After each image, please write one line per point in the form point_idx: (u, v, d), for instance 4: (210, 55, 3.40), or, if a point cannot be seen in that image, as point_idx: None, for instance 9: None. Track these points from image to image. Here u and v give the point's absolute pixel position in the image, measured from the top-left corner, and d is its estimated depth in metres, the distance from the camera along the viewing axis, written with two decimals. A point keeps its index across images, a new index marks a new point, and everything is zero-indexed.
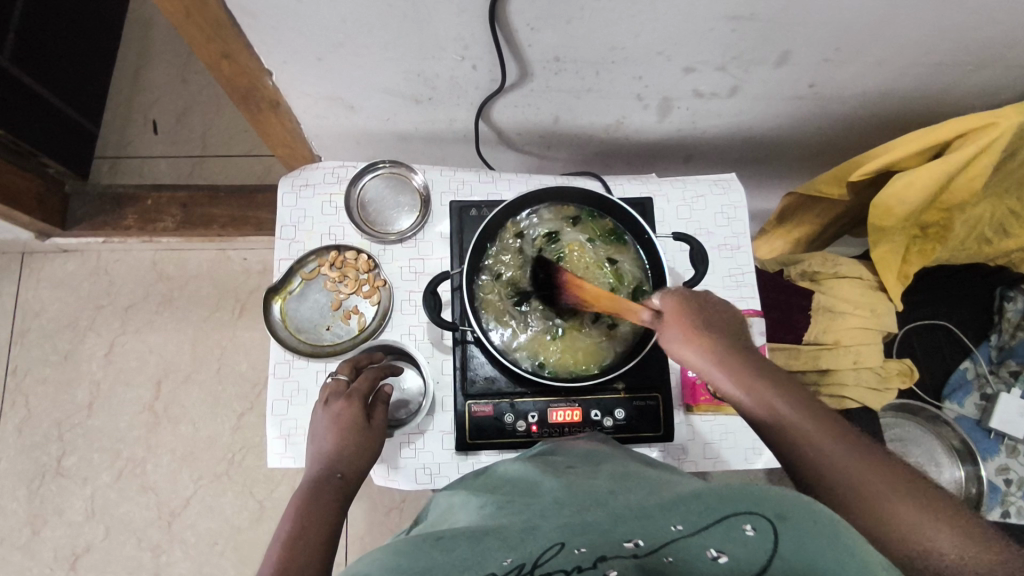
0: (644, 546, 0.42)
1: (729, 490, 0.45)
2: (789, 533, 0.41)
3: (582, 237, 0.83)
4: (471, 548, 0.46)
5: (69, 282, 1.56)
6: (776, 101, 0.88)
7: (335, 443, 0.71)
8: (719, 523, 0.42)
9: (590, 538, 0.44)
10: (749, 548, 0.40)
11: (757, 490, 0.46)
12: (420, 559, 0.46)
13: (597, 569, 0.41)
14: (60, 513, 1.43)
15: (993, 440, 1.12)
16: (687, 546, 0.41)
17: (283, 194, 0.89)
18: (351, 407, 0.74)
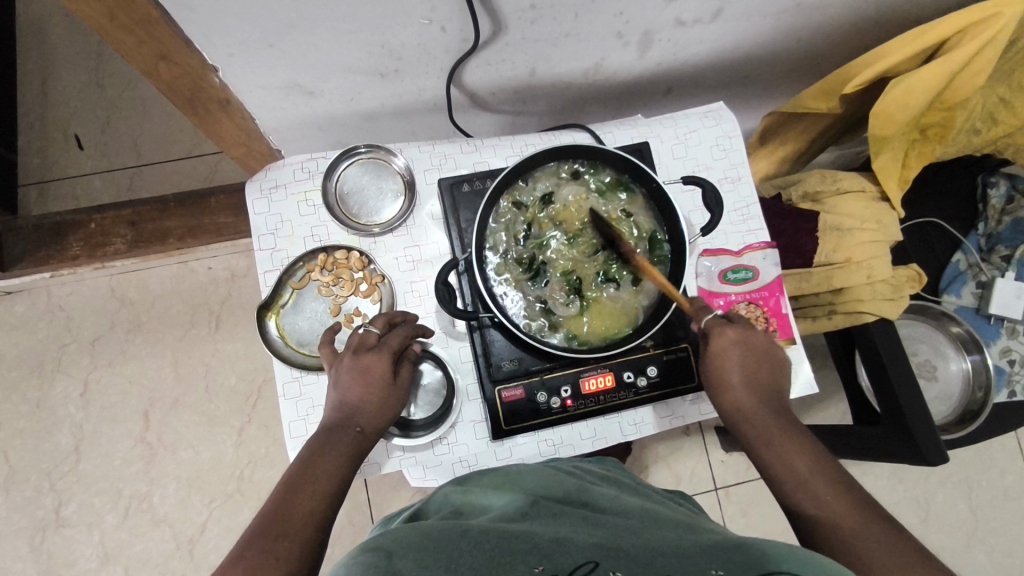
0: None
1: (775, 551, 0.48)
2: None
3: (586, 194, 0.79)
4: (506, 547, 0.49)
5: (22, 325, 1.44)
6: (759, 19, 0.83)
7: (357, 395, 0.67)
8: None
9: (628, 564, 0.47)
10: None
11: (797, 553, 0.49)
12: (449, 547, 0.49)
13: None
14: (71, 563, 1.37)
15: (994, 325, 1.15)
16: None
17: (253, 201, 0.81)
18: (381, 362, 0.69)
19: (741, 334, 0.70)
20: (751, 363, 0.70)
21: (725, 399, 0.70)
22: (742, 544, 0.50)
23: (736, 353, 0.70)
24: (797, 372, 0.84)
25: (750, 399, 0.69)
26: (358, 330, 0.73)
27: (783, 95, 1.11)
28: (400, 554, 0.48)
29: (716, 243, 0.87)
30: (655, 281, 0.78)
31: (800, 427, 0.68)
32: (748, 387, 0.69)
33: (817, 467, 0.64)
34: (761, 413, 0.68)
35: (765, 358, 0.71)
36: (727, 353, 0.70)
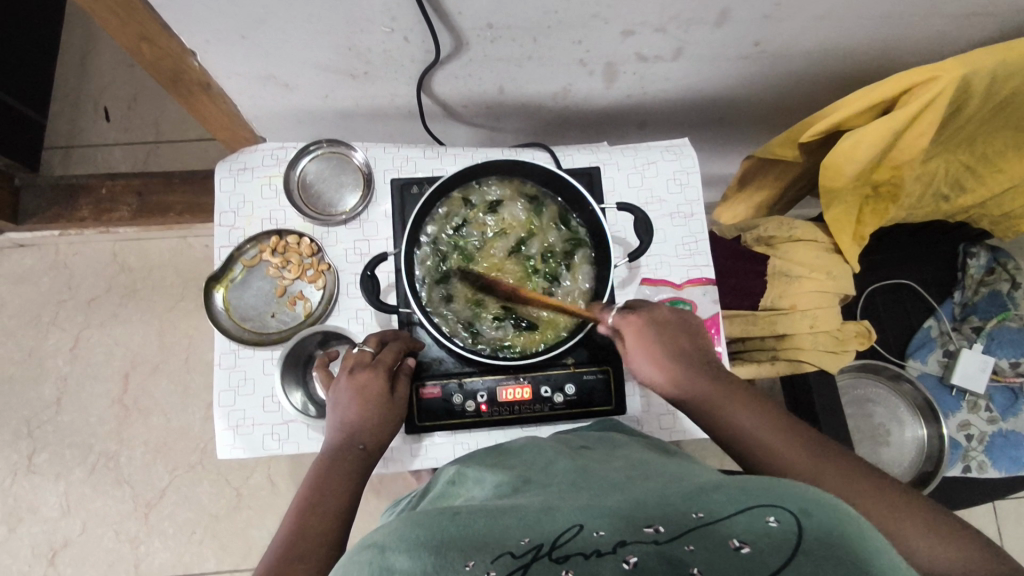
0: (665, 533, 0.46)
1: (754, 486, 0.48)
2: (812, 528, 0.44)
3: (499, 204, 0.82)
4: (490, 523, 0.49)
5: (28, 277, 1.53)
6: (722, 62, 0.86)
7: (356, 414, 0.70)
8: (741, 515, 0.45)
9: (609, 522, 0.48)
10: (772, 538, 0.43)
11: (775, 483, 0.48)
12: (439, 530, 0.49)
13: (617, 553, 0.45)
14: (34, 509, 1.43)
15: (955, 397, 1.12)
16: (710, 534, 0.45)
17: (220, 179, 0.87)
18: (375, 380, 0.72)
19: (648, 317, 0.73)
20: (671, 339, 0.73)
21: (662, 383, 0.71)
22: (724, 484, 0.50)
23: (650, 335, 0.72)
24: None
25: (683, 373, 0.71)
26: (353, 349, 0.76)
27: (761, 140, 1.12)
28: (395, 546, 0.48)
29: (658, 273, 0.89)
30: (588, 264, 0.80)
31: (734, 381, 0.71)
32: (675, 363, 0.71)
33: (762, 419, 0.67)
34: (699, 383, 0.70)
35: (678, 330, 0.74)
36: (645, 338, 0.72)
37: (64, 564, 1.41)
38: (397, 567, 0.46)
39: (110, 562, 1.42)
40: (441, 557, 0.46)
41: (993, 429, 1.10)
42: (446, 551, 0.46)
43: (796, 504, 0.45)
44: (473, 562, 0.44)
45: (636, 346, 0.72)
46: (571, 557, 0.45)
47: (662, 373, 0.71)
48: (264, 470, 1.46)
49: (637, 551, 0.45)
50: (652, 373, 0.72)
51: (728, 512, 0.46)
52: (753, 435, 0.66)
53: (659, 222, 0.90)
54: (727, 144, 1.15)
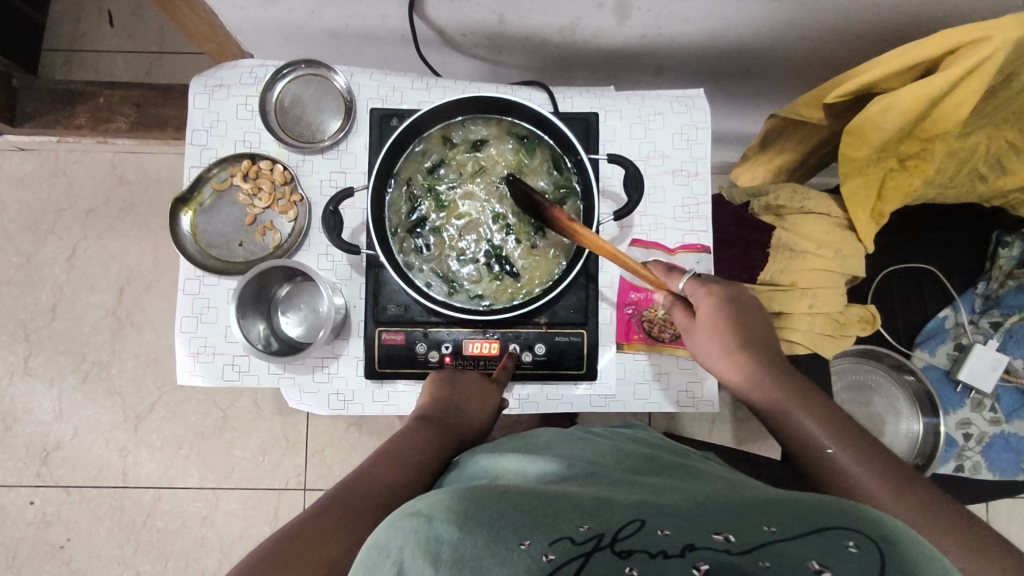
0: (737, 544, 0.42)
1: (829, 507, 0.46)
2: (892, 556, 0.41)
3: (484, 149, 0.75)
4: (545, 507, 0.47)
5: (28, 182, 1.51)
6: (750, 3, 0.76)
7: (472, 407, 0.73)
8: (819, 534, 0.42)
9: (674, 522, 0.44)
10: (852, 562, 0.40)
11: (852, 506, 0.46)
12: (491, 510, 0.47)
13: (684, 557, 0.41)
14: (29, 411, 1.47)
15: (960, 393, 1.06)
16: (785, 550, 0.41)
17: (194, 95, 0.81)
18: (493, 389, 0.75)
19: (724, 289, 0.71)
20: (742, 319, 0.70)
21: (721, 364, 0.70)
22: (795, 498, 0.48)
23: (727, 310, 0.70)
24: (703, 386, 0.79)
25: (750, 356, 0.69)
26: (463, 340, 0.76)
27: (790, 98, 1.02)
28: (442, 518, 0.46)
29: (651, 235, 0.83)
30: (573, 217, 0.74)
31: (802, 378, 0.69)
32: (742, 344, 0.69)
33: (822, 418, 0.65)
34: (761, 374, 0.68)
35: (752, 311, 0.72)
36: (718, 313, 0.70)
37: (55, 464, 1.46)
38: (444, 537, 0.44)
39: (99, 468, 1.46)
40: (492, 534, 0.44)
41: (994, 431, 1.04)
42: (499, 532, 0.44)
43: (875, 532, 0.43)
44: (528, 542, 0.43)
45: (706, 321, 0.70)
46: (634, 553, 0.42)
47: (724, 353, 0.70)
48: (251, 394, 1.48)
49: (708, 557, 0.41)
50: (714, 352, 0.70)
51: (804, 529, 0.43)
52: (813, 429, 0.64)
53: (660, 179, 0.83)
54: (752, 100, 1.05)
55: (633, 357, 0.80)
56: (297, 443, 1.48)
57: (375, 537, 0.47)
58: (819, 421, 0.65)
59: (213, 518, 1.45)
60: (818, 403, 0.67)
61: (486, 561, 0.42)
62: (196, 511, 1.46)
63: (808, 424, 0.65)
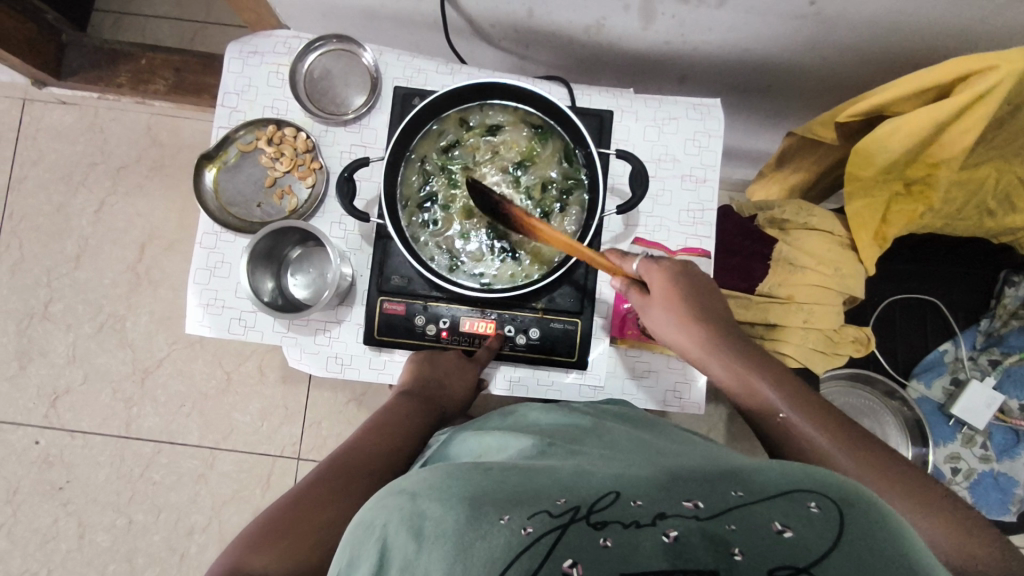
0: (705, 510, 0.43)
1: (794, 472, 0.47)
2: (854, 515, 0.43)
3: (499, 134, 0.78)
4: (524, 483, 0.49)
5: (67, 134, 1.57)
6: (772, 18, 0.78)
7: (449, 383, 0.76)
8: (782, 498, 0.44)
9: (647, 493, 0.46)
10: (813, 521, 0.42)
11: (817, 475, 0.47)
12: (470, 484, 0.49)
13: (657, 526, 0.42)
14: (44, 353, 1.52)
15: (952, 427, 1.06)
16: (752, 516, 0.43)
17: (229, 59, 0.85)
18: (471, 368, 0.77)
19: (678, 265, 0.72)
20: (695, 294, 0.71)
21: (680, 338, 0.71)
22: (766, 467, 0.49)
23: (681, 284, 0.70)
24: (691, 387, 0.81)
25: (705, 332, 0.70)
26: (464, 319, 0.78)
27: (810, 118, 1.03)
28: (425, 496, 0.48)
29: (654, 235, 0.84)
30: (579, 208, 0.76)
31: (763, 353, 0.70)
32: (698, 318, 0.70)
33: (778, 386, 0.66)
34: (720, 347, 0.69)
35: (707, 290, 0.72)
36: (673, 287, 0.70)
37: (63, 407, 1.51)
38: (427, 513, 0.46)
39: (104, 415, 1.51)
40: (474, 509, 0.45)
41: (982, 467, 1.04)
42: (479, 506, 0.46)
43: (836, 493, 0.45)
44: (508, 515, 0.44)
45: (659, 297, 0.70)
46: (609, 524, 0.43)
47: (681, 326, 0.70)
48: (256, 360, 1.52)
49: (678, 524, 0.42)
50: (669, 327, 0.71)
51: (768, 493, 0.45)
52: (768, 396, 0.66)
53: (668, 182, 0.85)
54: (773, 118, 1.06)
55: (625, 351, 0.81)
56: (295, 413, 1.51)
57: (361, 515, 0.49)
58: (773, 386, 0.66)
59: (207, 476, 1.49)
60: (776, 373, 0.67)
61: (466, 536, 0.43)
62: (192, 469, 1.50)
63: (772, 397, 0.65)
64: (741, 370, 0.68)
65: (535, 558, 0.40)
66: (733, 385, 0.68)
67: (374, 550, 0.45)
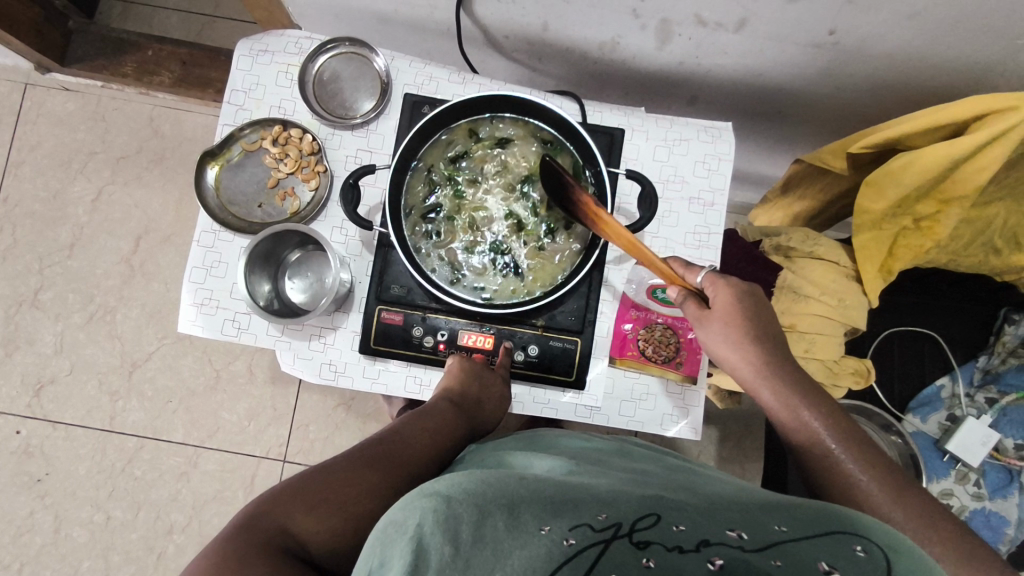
0: (750, 541, 0.43)
1: (835, 513, 0.47)
2: (898, 563, 0.43)
3: (507, 147, 0.77)
4: (562, 495, 0.48)
5: (67, 121, 1.55)
6: (789, 45, 0.78)
7: (489, 403, 0.75)
8: (826, 535, 0.44)
9: (689, 519, 0.45)
10: (859, 562, 0.42)
11: (858, 517, 0.47)
12: (507, 491, 0.48)
13: (701, 552, 0.42)
14: (30, 342, 1.50)
15: (946, 463, 1.05)
16: (799, 551, 0.42)
17: (238, 56, 0.84)
18: (507, 389, 0.77)
19: (743, 285, 0.70)
20: (758, 315, 0.69)
21: (731, 357, 0.69)
22: (803, 503, 0.49)
23: (742, 303, 0.69)
24: (688, 414, 0.80)
25: (762, 353, 0.68)
26: (463, 331, 0.77)
27: (819, 146, 1.03)
28: (460, 499, 0.47)
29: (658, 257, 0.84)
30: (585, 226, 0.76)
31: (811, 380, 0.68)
32: (757, 338, 0.68)
33: (829, 419, 0.64)
34: (774, 370, 0.67)
35: (771, 314, 0.70)
36: (735, 305, 0.69)
37: (47, 398, 1.48)
38: (462, 517, 0.45)
39: (88, 408, 1.48)
40: (514, 518, 0.45)
41: (975, 505, 1.02)
42: (518, 516, 0.45)
43: (878, 539, 0.45)
44: (550, 527, 0.44)
45: (721, 309, 0.69)
46: (651, 545, 0.43)
47: (737, 345, 0.68)
48: (247, 359, 1.50)
49: (724, 553, 0.42)
50: (724, 343, 0.69)
51: (810, 530, 0.45)
52: (815, 426, 0.64)
53: (676, 204, 0.84)
54: (780, 144, 1.06)
55: (623, 373, 0.80)
56: (283, 415, 1.49)
57: (390, 514, 0.47)
58: (821, 418, 0.64)
59: (190, 475, 1.47)
60: (825, 404, 0.66)
61: (506, 543, 0.43)
62: (175, 466, 1.47)
63: (820, 429, 0.64)
64: (794, 402, 0.66)
65: (581, 566, 0.41)
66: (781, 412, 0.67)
67: (407, 548, 0.42)
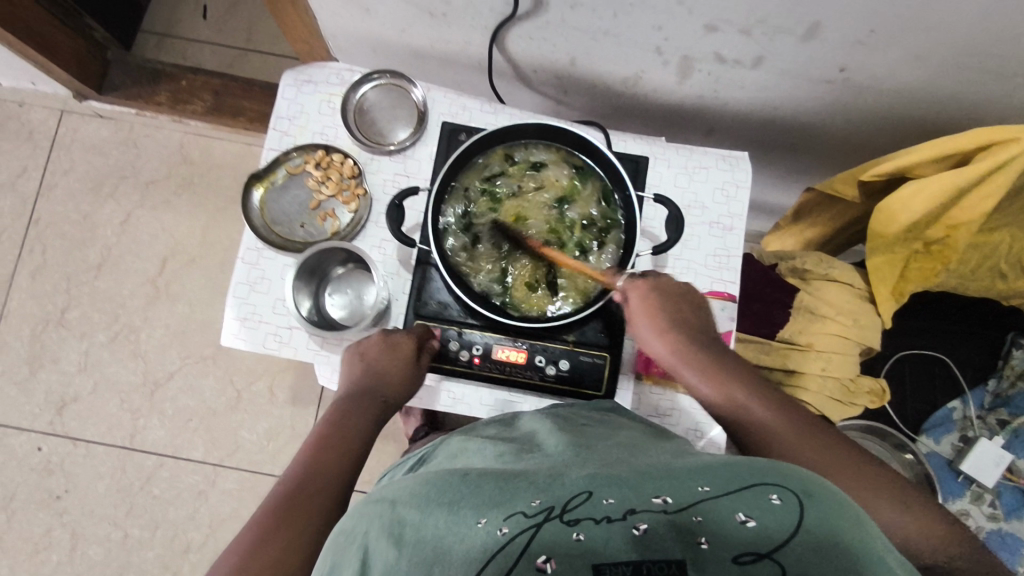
0: (674, 504, 0.45)
1: (761, 465, 0.49)
2: (813, 507, 0.45)
3: (541, 171, 0.82)
4: (500, 485, 0.49)
5: (100, 147, 1.61)
6: (803, 80, 0.83)
7: (382, 368, 0.75)
8: (747, 490, 0.46)
9: (619, 489, 0.47)
10: (777, 516, 0.44)
11: (782, 466, 0.49)
12: (448, 487, 0.50)
13: (627, 520, 0.44)
14: (55, 360, 1.53)
15: (960, 483, 1.07)
16: (717, 508, 0.45)
17: (285, 86, 0.89)
18: (408, 344, 0.77)
19: (654, 282, 0.76)
20: (670, 308, 0.75)
21: (662, 352, 0.74)
22: (730, 461, 0.50)
23: (654, 299, 0.75)
24: (713, 429, 0.82)
25: (686, 342, 0.73)
26: (494, 344, 0.80)
27: (829, 176, 1.08)
28: (405, 502, 0.51)
29: (681, 278, 0.87)
30: (614, 248, 0.80)
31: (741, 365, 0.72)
32: (676, 331, 0.73)
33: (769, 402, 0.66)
34: (698, 357, 0.72)
35: (686, 307, 0.76)
36: (649, 300, 0.75)
37: (69, 416, 1.50)
38: (407, 519, 0.49)
39: (110, 426, 1.50)
40: (455, 514, 0.47)
41: (992, 526, 1.04)
42: (457, 509, 0.48)
43: (799, 487, 0.47)
44: (485, 519, 0.46)
45: (639, 311, 0.75)
46: (581, 520, 0.45)
47: (663, 339, 0.73)
48: (268, 379, 1.53)
49: (648, 518, 0.44)
50: (653, 337, 0.74)
51: (734, 487, 0.47)
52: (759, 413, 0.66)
53: (696, 228, 0.89)
54: (792, 173, 1.11)
55: (650, 388, 0.84)
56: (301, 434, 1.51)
57: (343, 522, 0.53)
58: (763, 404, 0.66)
59: (208, 494, 1.48)
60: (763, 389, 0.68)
61: (448, 538, 0.46)
62: (193, 485, 1.48)
63: (759, 411, 0.66)
64: (726, 386, 0.68)
65: (507, 560, 0.43)
66: (717, 405, 0.68)
67: (356, 557, 0.48)
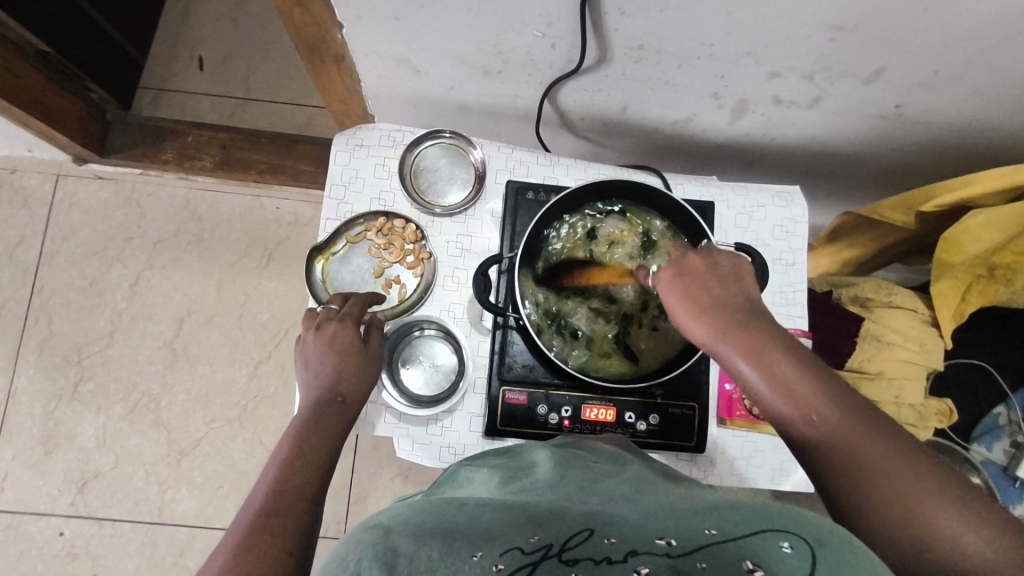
0: (678, 547, 0.43)
1: (772, 513, 0.46)
2: (828, 554, 0.41)
3: (607, 232, 0.80)
4: (498, 521, 0.48)
5: (101, 210, 1.54)
6: (856, 117, 0.85)
7: (331, 366, 0.69)
8: (755, 537, 0.43)
9: (621, 531, 0.46)
10: (785, 561, 0.41)
11: (798, 514, 0.46)
12: (444, 521, 0.49)
13: (627, 562, 0.42)
14: (72, 437, 1.45)
15: (1018, 488, 1.11)
16: (722, 552, 0.42)
17: (336, 152, 0.87)
18: (345, 330, 0.72)
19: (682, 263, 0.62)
20: (706, 287, 0.60)
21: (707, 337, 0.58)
22: (740, 505, 0.49)
23: (685, 280, 0.61)
24: (798, 468, 0.83)
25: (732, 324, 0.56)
26: (580, 403, 0.79)
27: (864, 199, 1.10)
28: (399, 533, 0.47)
29: None
30: None
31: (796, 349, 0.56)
32: (720, 309, 0.58)
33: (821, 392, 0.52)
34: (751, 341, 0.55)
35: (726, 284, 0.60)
36: (682, 283, 0.60)
37: (91, 494, 1.43)
38: (400, 547, 0.45)
39: (135, 501, 1.44)
40: (447, 546, 0.44)
41: None
42: (452, 542, 0.45)
43: (812, 535, 0.44)
44: (479, 553, 0.43)
45: (671, 295, 0.60)
46: (579, 561, 0.43)
47: (706, 322, 0.57)
48: None
49: (649, 561, 0.42)
50: (694, 323, 0.58)
51: (741, 532, 0.44)
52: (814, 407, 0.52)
53: None
54: (828, 198, 1.13)
55: (733, 433, 0.84)
56: (339, 490, 1.43)
57: (334, 553, 0.48)
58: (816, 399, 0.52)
59: None
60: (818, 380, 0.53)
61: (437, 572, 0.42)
62: None
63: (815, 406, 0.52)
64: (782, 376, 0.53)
65: None
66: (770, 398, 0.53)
67: None
